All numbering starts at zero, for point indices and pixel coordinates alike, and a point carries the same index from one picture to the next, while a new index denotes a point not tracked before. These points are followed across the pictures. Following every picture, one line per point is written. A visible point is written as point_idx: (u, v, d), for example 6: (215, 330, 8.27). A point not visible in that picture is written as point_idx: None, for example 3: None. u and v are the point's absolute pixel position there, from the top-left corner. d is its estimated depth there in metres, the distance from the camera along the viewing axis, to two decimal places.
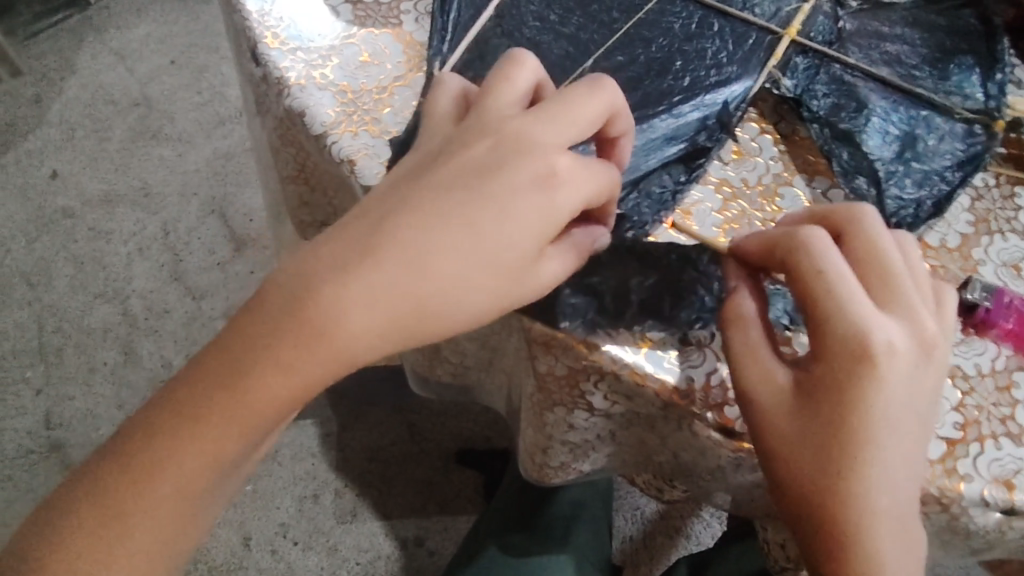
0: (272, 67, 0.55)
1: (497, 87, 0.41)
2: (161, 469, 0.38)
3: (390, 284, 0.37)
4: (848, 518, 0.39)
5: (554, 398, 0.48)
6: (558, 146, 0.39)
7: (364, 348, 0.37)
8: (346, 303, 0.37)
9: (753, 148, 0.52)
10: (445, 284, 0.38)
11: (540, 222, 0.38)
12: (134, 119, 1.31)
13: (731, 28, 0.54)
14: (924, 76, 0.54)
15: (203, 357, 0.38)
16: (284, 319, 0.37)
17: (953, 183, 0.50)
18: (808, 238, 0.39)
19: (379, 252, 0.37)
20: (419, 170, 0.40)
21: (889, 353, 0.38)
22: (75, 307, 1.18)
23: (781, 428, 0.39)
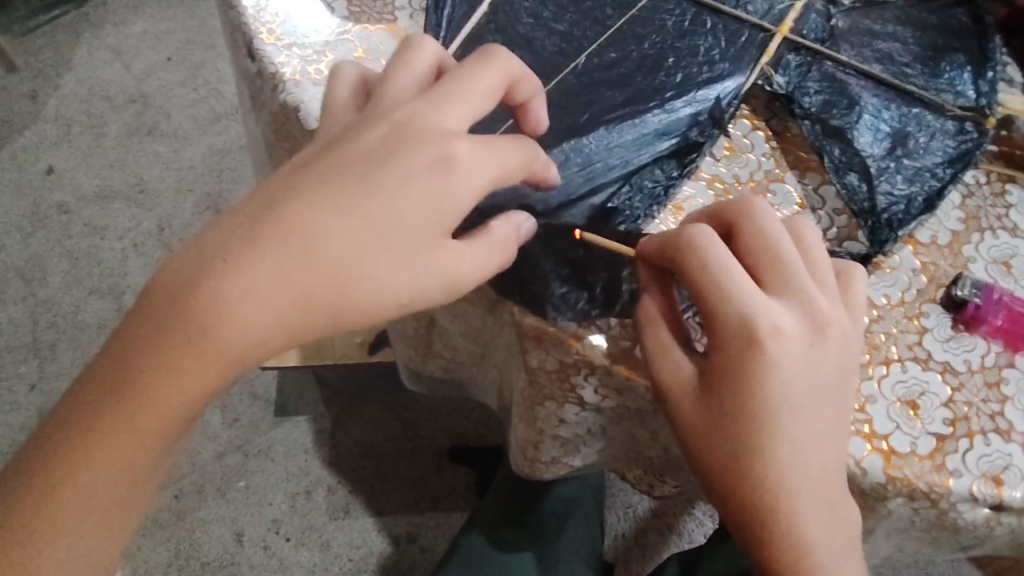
0: (267, 62, 0.55)
1: (398, 75, 0.43)
2: (86, 462, 0.38)
3: (279, 273, 0.37)
4: (763, 500, 0.40)
5: (545, 392, 0.48)
6: (454, 129, 0.40)
7: (256, 338, 0.37)
8: (228, 293, 0.37)
9: (745, 144, 0.52)
10: (338, 271, 0.38)
11: (434, 198, 0.39)
12: (130, 116, 1.31)
13: (724, 26, 0.54)
14: (915, 74, 0.54)
15: (110, 355, 0.38)
16: (175, 312, 0.37)
17: (944, 180, 0.50)
18: (693, 236, 0.40)
19: (267, 241, 0.37)
20: (312, 160, 0.40)
21: (775, 335, 0.39)
22: (69, 302, 1.17)
23: (688, 415, 0.41)
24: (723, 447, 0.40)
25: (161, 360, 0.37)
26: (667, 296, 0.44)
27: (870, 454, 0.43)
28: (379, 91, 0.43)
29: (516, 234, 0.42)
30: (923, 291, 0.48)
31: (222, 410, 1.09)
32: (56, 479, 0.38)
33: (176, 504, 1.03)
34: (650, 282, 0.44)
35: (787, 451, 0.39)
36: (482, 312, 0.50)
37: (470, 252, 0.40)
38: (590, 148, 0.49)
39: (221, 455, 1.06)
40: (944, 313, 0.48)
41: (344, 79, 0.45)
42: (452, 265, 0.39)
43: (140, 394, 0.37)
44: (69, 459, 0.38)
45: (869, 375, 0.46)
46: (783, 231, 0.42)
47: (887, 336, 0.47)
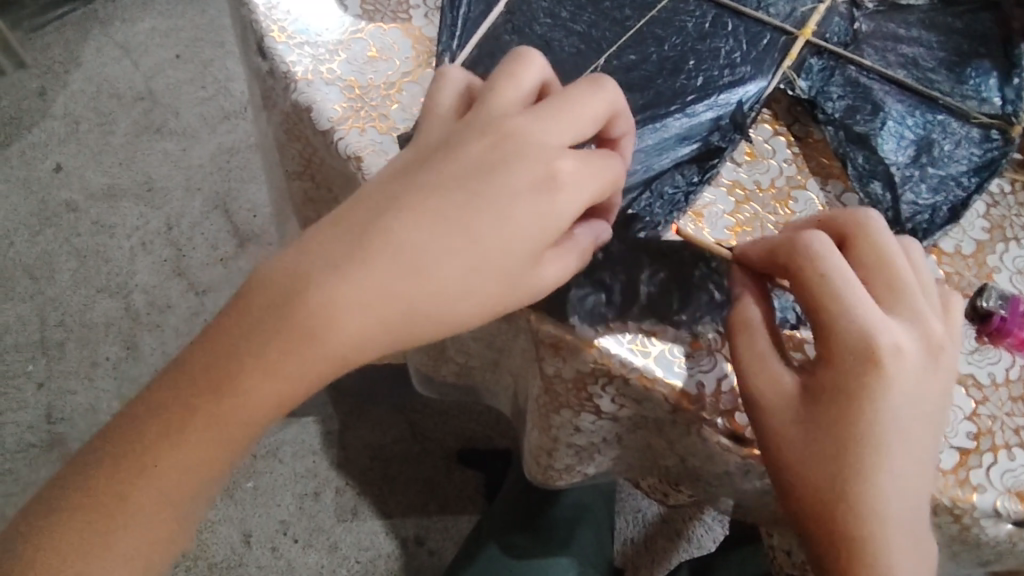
0: (279, 61, 0.54)
1: (506, 85, 0.41)
2: (154, 467, 0.37)
3: (384, 286, 0.37)
4: (858, 517, 0.39)
5: (560, 400, 0.47)
6: (560, 148, 0.39)
7: (355, 346, 0.38)
8: (333, 302, 0.37)
9: (766, 150, 0.51)
10: (438, 285, 0.38)
11: (542, 223, 0.38)
12: (138, 114, 1.31)
13: (745, 28, 0.53)
14: (940, 80, 0.53)
15: (198, 350, 0.39)
16: (280, 315, 0.37)
17: (969, 189, 0.50)
18: (810, 243, 0.40)
19: (375, 251, 0.38)
20: (417, 167, 0.40)
21: (896, 354, 0.38)
22: (77, 301, 1.17)
23: (787, 432, 0.39)
24: (823, 468, 0.39)
25: (264, 363, 0.37)
26: (765, 306, 0.43)
27: None
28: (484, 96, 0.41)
29: (594, 243, 0.42)
30: None
31: None
32: (119, 482, 0.38)
33: None
34: (746, 289, 0.43)
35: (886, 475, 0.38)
36: (498, 318, 0.49)
37: (565, 274, 0.40)
38: None
39: None
40: (969, 324, 0.47)
41: (447, 80, 0.44)
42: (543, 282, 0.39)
43: (226, 393, 0.37)
44: (150, 450, 0.38)
45: None
46: (899, 247, 0.41)
47: None
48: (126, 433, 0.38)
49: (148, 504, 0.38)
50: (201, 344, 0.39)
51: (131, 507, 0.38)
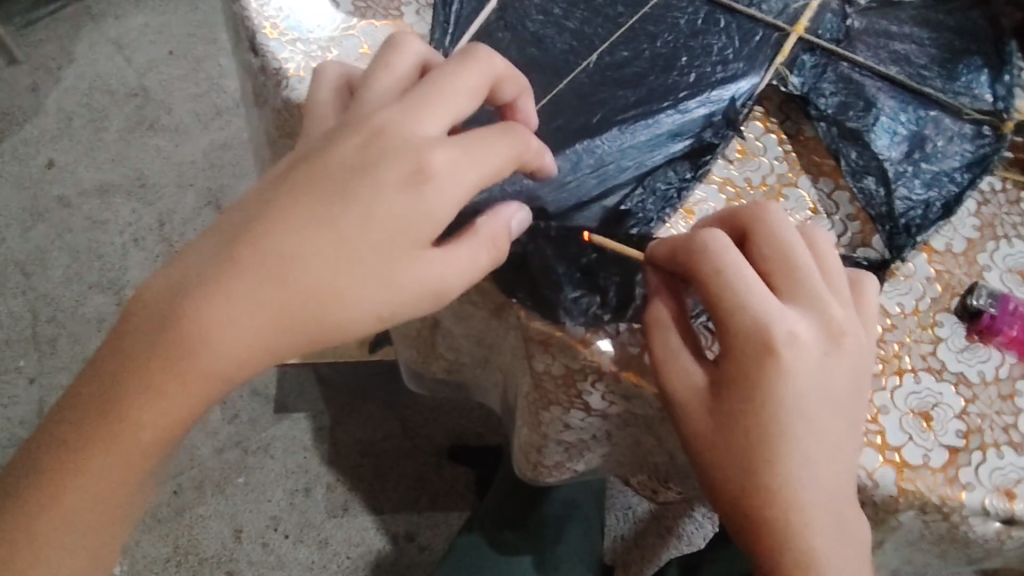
0: (270, 57, 0.54)
1: (379, 78, 0.42)
2: (73, 480, 0.38)
3: (257, 296, 0.36)
4: (776, 513, 0.39)
5: (549, 397, 0.47)
6: (432, 136, 0.39)
7: (235, 358, 0.37)
8: (206, 316, 0.36)
9: (757, 147, 0.51)
10: (316, 291, 0.37)
11: (414, 218, 0.38)
12: (132, 110, 1.30)
13: (738, 25, 0.53)
14: (933, 77, 0.53)
15: (97, 367, 0.38)
16: (156, 334, 0.37)
17: (962, 185, 0.50)
18: (707, 240, 0.40)
19: (246, 261, 0.37)
20: (289, 172, 0.39)
21: (791, 343, 0.38)
22: (69, 296, 1.17)
23: (701, 426, 0.40)
24: (739, 461, 0.39)
25: (145, 383, 0.37)
26: (677, 301, 0.43)
27: (882, 466, 0.42)
28: (361, 92, 0.42)
29: (506, 232, 0.40)
30: (937, 299, 0.47)
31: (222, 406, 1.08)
32: (42, 494, 0.38)
33: (175, 500, 1.02)
34: (660, 287, 0.43)
35: (799, 463, 0.38)
36: (488, 314, 0.49)
37: (460, 269, 0.39)
38: (603, 149, 0.49)
39: (221, 451, 1.05)
40: (959, 322, 0.47)
41: (328, 82, 0.44)
42: (431, 276, 0.38)
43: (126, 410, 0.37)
44: (63, 467, 0.38)
45: (881, 386, 0.45)
46: (798, 237, 0.41)
47: (900, 345, 0.46)
48: (43, 448, 0.39)
49: (70, 517, 0.38)
50: (98, 362, 0.38)
51: (56, 519, 0.38)
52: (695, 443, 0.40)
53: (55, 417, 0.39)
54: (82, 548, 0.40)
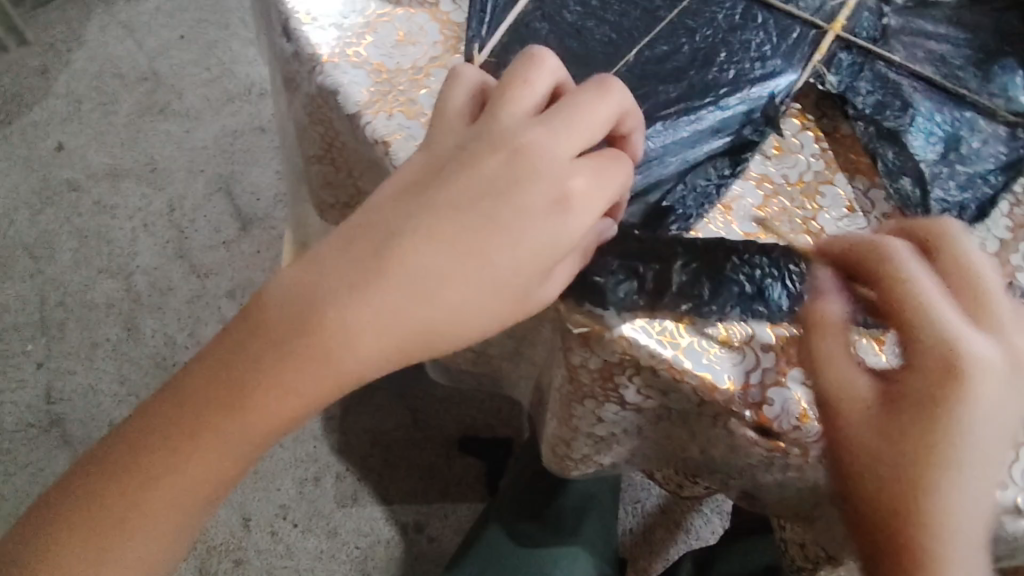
0: (305, 43, 0.54)
1: (520, 92, 0.40)
2: (183, 456, 0.40)
3: (396, 313, 0.38)
4: (926, 548, 0.36)
5: (584, 391, 0.48)
6: (575, 165, 0.39)
7: (368, 368, 0.39)
8: (344, 327, 0.38)
9: (794, 145, 0.51)
10: (447, 306, 0.38)
11: (553, 247, 0.39)
12: (142, 93, 1.30)
13: (775, 21, 0.53)
14: (968, 78, 0.54)
15: (217, 348, 0.40)
16: (291, 341, 0.38)
17: (996, 187, 0.50)
18: (891, 246, 0.39)
19: (388, 275, 0.38)
20: (428, 180, 0.40)
21: (976, 367, 0.35)
22: (77, 281, 1.16)
23: (863, 443, 0.37)
24: (892, 488, 0.36)
25: (269, 385, 0.39)
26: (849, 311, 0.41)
27: None
28: (498, 99, 0.40)
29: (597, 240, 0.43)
30: None
31: None
32: (146, 471, 0.40)
33: None
34: (829, 285, 0.43)
35: (962, 500, 0.35)
36: None
37: (567, 286, 0.41)
38: (650, 145, 0.49)
39: None
40: None
41: (463, 84, 0.43)
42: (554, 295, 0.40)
43: (249, 395, 0.39)
44: (160, 458, 0.40)
45: None
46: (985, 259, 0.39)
47: None
48: (148, 429, 0.41)
49: (166, 504, 0.40)
50: (215, 351, 0.40)
51: (152, 496, 0.40)
52: (851, 461, 0.38)
53: (139, 417, 0.41)
54: (189, 515, 0.41)
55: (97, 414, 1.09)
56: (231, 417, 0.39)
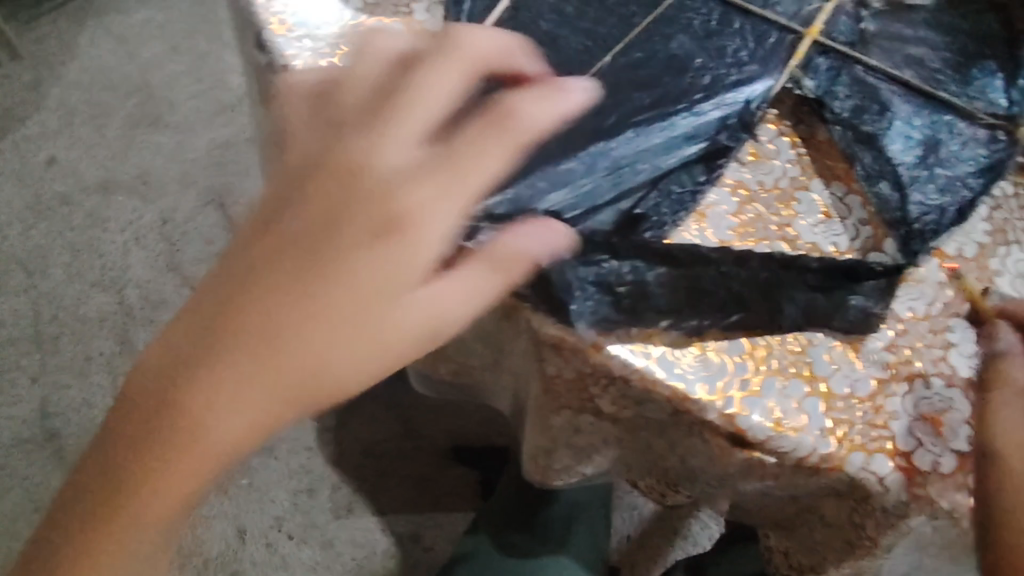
0: (278, 55, 0.53)
1: (353, 89, 0.42)
2: (125, 508, 0.39)
3: (246, 376, 0.38)
4: None
5: (561, 401, 0.48)
6: (410, 163, 0.40)
7: (236, 437, 0.39)
8: (200, 404, 0.38)
9: (770, 151, 0.51)
10: (304, 352, 0.38)
11: (401, 261, 0.39)
12: (134, 106, 1.30)
13: (751, 27, 0.53)
14: (947, 81, 0.53)
15: (117, 414, 0.40)
16: (160, 416, 0.38)
17: (976, 190, 0.49)
18: None
19: (241, 331, 0.38)
20: (263, 220, 0.40)
21: None
22: (71, 295, 1.16)
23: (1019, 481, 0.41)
24: None
25: (163, 451, 0.39)
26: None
27: (893, 471, 0.42)
28: (339, 108, 0.42)
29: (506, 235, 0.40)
30: (949, 304, 0.47)
31: None
32: (105, 516, 0.39)
33: None
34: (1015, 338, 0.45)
35: None
36: (499, 318, 0.49)
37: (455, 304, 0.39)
38: (617, 152, 0.48)
39: None
40: (969, 328, 0.47)
41: (298, 100, 0.44)
42: (424, 318, 0.39)
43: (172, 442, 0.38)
44: (109, 499, 0.39)
45: (892, 391, 0.44)
46: None
47: (912, 350, 0.46)
48: (94, 465, 0.39)
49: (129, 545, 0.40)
50: (122, 407, 0.39)
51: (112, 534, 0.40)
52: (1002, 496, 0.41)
53: (76, 473, 0.41)
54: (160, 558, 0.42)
55: (91, 428, 1.08)
56: (158, 460, 0.39)
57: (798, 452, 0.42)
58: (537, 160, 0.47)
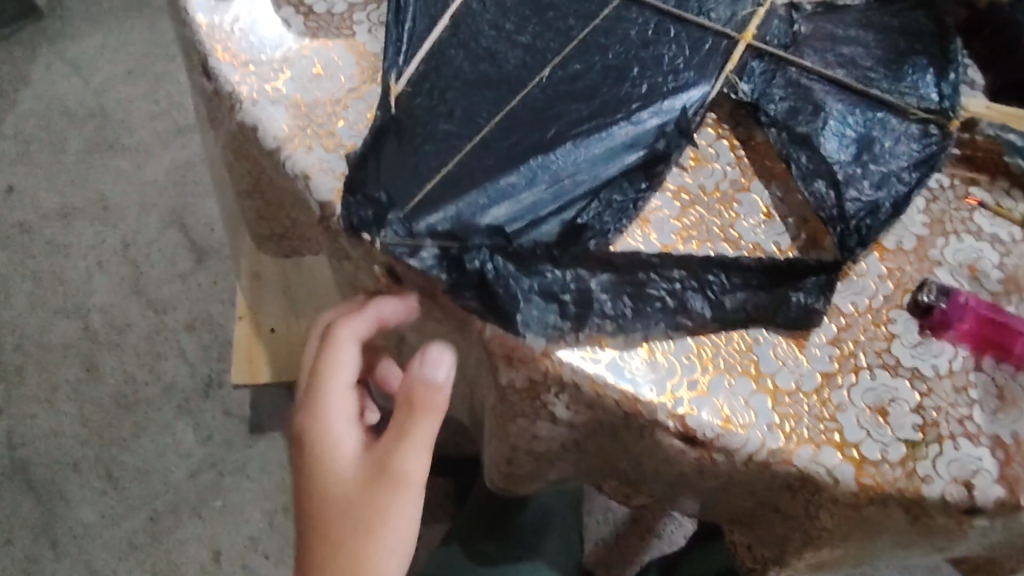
0: (223, 82, 0.54)
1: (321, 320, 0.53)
2: None
3: (324, 492, 0.49)
4: None
5: (516, 410, 0.48)
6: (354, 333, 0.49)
7: (340, 525, 0.48)
8: (315, 522, 0.49)
9: (710, 154, 0.53)
10: (327, 468, 0.49)
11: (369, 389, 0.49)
12: (91, 130, 1.28)
13: (687, 34, 0.54)
14: (879, 78, 0.54)
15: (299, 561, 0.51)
16: (306, 542, 0.49)
17: (909, 184, 0.51)
18: None
19: (315, 470, 0.49)
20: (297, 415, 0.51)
21: None
22: (34, 323, 1.15)
23: None
24: None
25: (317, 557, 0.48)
26: None
27: (842, 462, 0.43)
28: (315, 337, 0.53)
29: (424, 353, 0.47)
30: (890, 296, 0.48)
31: (198, 428, 1.08)
32: None
33: (153, 523, 1.03)
34: None
35: None
36: (452, 332, 0.50)
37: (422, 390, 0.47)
38: (557, 163, 0.49)
39: (196, 473, 1.06)
40: (912, 318, 0.48)
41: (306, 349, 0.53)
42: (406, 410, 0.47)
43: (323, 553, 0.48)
44: None
45: (837, 383, 0.45)
46: None
47: (855, 343, 0.47)
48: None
49: None
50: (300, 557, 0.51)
51: None
52: None
53: None
54: None
55: (60, 458, 1.07)
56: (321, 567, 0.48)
57: (747, 449, 0.43)
58: (480, 175, 0.48)
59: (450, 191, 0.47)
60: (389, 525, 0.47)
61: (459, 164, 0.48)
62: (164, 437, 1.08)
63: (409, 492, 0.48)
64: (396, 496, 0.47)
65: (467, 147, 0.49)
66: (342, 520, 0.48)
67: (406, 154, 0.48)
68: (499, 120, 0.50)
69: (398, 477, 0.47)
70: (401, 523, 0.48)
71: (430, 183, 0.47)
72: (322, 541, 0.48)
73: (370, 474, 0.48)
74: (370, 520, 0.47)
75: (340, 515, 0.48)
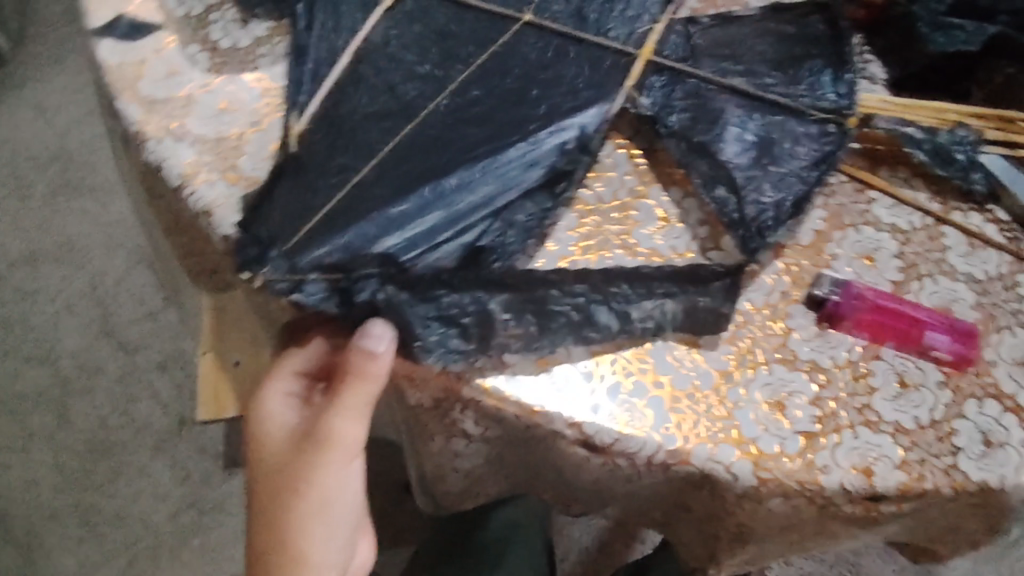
0: (128, 120, 0.54)
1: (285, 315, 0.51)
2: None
3: (264, 479, 0.48)
4: None
5: (430, 428, 0.50)
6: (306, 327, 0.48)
7: (277, 513, 0.47)
8: (257, 509, 0.48)
9: (608, 165, 0.54)
10: (269, 455, 0.48)
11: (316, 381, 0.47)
12: (54, 174, 1.28)
13: (586, 54, 0.56)
14: (776, 83, 0.56)
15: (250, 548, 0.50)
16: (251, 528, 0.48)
17: (809, 183, 0.52)
18: None
19: (259, 460, 0.48)
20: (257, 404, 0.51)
21: None
22: (4, 372, 1.15)
23: None
24: None
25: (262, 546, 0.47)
26: None
27: (740, 459, 0.44)
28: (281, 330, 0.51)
29: (360, 330, 0.43)
30: (786, 292, 0.50)
31: (171, 467, 1.09)
32: None
33: (133, 567, 1.04)
34: None
35: None
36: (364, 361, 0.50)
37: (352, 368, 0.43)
38: (453, 187, 0.50)
39: (173, 513, 1.06)
40: (808, 312, 0.49)
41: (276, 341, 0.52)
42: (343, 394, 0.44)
43: (265, 543, 0.47)
44: None
45: (734, 381, 0.46)
46: None
47: (751, 340, 0.48)
48: None
49: None
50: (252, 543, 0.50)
51: None
52: None
53: None
54: None
55: (37, 505, 1.07)
56: (265, 558, 0.47)
57: (645, 451, 0.44)
58: (369, 206, 0.49)
59: (340, 221, 0.48)
60: (316, 488, 0.46)
61: (350, 196, 0.49)
62: (139, 479, 1.08)
63: (338, 455, 0.46)
64: (325, 459, 0.46)
65: (366, 176, 0.50)
66: (275, 483, 0.47)
67: (302, 193, 0.49)
68: (396, 146, 0.51)
69: (326, 442, 0.45)
70: (330, 487, 0.46)
71: (320, 216, 0.48)
72: (258, 504, 0.48)
73: (302, 436, 0.47)
74: (297, 481, 0.46)
75: (277, 481, 0.47)
